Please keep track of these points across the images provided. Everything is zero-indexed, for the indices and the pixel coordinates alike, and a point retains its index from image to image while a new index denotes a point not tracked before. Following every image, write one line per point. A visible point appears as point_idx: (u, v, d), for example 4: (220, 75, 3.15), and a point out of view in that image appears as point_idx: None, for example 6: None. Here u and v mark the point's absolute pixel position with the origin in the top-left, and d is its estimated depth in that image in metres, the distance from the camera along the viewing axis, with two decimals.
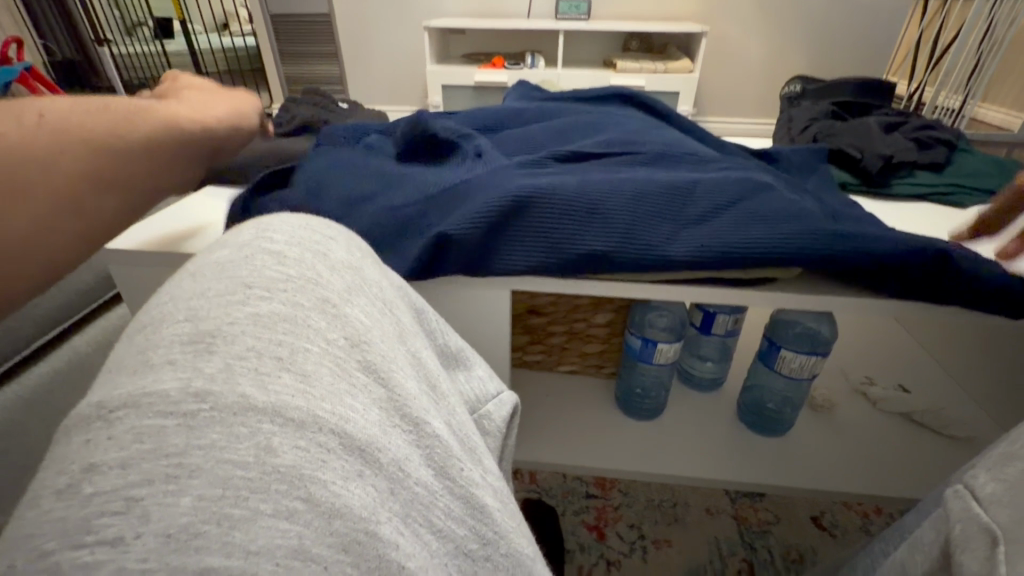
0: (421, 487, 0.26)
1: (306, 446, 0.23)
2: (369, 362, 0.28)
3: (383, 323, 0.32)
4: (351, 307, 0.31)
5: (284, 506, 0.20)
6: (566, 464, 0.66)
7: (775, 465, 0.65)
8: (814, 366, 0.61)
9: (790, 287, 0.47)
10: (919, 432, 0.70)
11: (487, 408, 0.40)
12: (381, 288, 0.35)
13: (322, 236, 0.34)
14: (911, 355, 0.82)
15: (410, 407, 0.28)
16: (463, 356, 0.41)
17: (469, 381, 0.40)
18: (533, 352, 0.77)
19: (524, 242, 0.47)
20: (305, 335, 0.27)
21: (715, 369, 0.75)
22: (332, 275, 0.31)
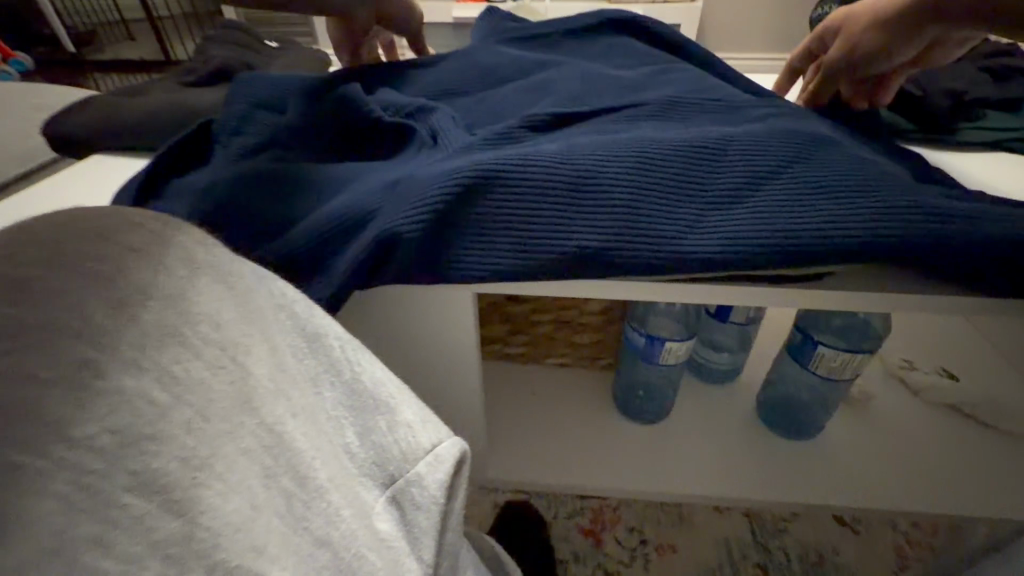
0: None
1: None
2: (158, 471, 0.17)
3: (214, 391, 0.20)
4: (140, 377, 0.18)
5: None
6: (554, 484, 0.55)
7: (799, 474, 0.55)
8: (858, 365, 0.49)
9: (850, 284, 0.34)
10: (967, 427, 0.60)
11: (415, 470, 0.27)
12: (227, 322, 0.22)
13: (122, 249, 0.21)
14: (953, 330, 0.71)
15: (231, 540, 0.17)
16: (386, 396, 0.28)
17: (393, 435, 0.28)
18: (515, 344, 0.65)
19: (486, 239, 0.33)
20: (18, 442, 0.15)
21: (731, 360, 0.63)
22: (116, 319, 0.19)
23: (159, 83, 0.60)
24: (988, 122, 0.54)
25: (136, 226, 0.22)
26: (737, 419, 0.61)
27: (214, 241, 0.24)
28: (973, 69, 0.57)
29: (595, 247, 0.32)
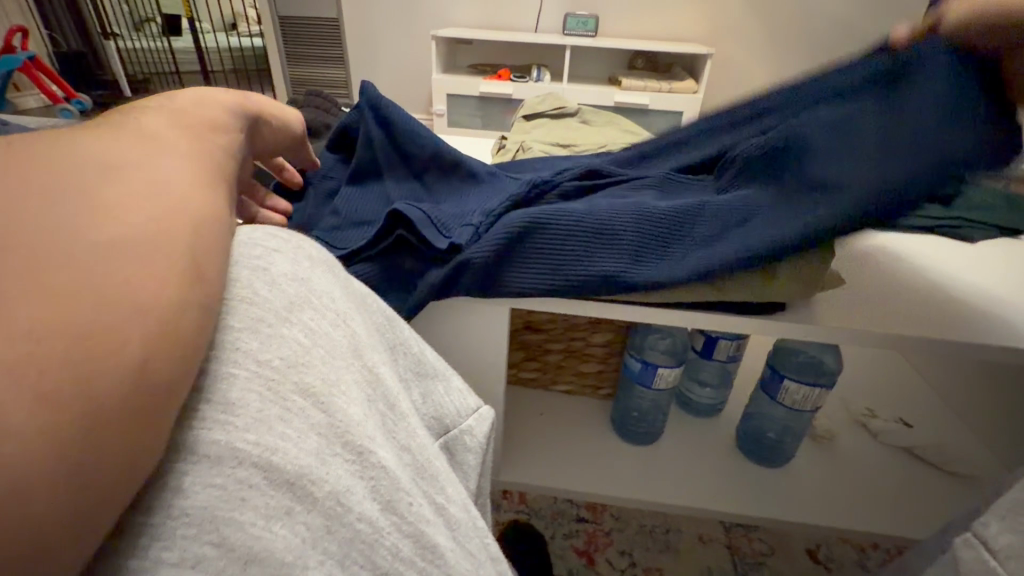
0: (364, 523, 0.22)
1: (222, 484, 0.19)
2: (307, 387, 0.23)
3: (333, 337, 0.27)
4: (289, 327, 0.25)
5: (190, 553, 0.17)
6: (558, 488, 0.64)
7: (769, 496, 0.64)
8: (817, 398, 0.59)
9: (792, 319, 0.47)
10: (922, 469, 0.69)
11: (467, 423, 0.37)
12: (334, 299, 0.30)
13: (262, 248, 0.29)
14: (910, 387, 0.81)
15: (355, 434, 0.24)
16: (439, 368, 0.38)
17: (447, 395, 0.37)
18: (528, 370, 0.75)
19: (531, 265, 0.45)
20: (229, 361, 0.23)
21: (714, 395, 0.73)
22: (269, 291, 0.26)
23: None
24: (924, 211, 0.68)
25: (265, 235, 0.30)
26: (720, 448, 0.70)
27: (319, 248, 0.33)
28: None
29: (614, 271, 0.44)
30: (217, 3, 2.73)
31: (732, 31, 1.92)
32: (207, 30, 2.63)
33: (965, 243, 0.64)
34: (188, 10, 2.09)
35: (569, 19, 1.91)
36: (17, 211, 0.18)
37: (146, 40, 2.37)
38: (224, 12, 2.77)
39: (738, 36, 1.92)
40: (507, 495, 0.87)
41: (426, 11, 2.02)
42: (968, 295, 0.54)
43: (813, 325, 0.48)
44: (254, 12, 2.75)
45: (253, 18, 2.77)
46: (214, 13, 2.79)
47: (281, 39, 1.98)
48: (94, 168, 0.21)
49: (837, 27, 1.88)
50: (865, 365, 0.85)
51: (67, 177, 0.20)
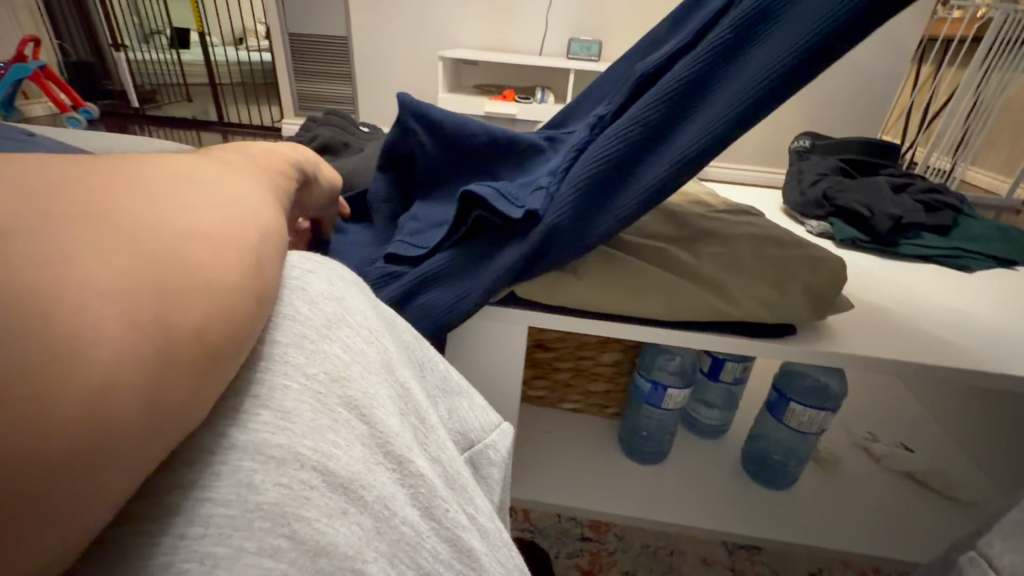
0: (408, 526, 0.24)
1: (288, 483, 0.20)
2: (351, 398, 0.25)
3: (371, 350, 0.28)
4: (329, 342, 0.26)
5: (268, 543, 0.18)
6: (566, 505, 0.65)
7: (773, 517, 0.65)
8: (822, 421, 0.60)
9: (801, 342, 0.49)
10: (923, 493, 0.70)
11: (490, 439, 0.39)
12: (366, 317, 0.31)
13: (296, 266, 0.30)
14: (910, 413, 0.83)
15: (396, 445, 0.25)
16: (462, 387, 0.39)
17: (469, 412, 0.38)
18: (537, 387, 0.76)
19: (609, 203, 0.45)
20: (281, 371, 0.23)
21: (720, 416, 0.75)
22: (309, 307, 0.27)
23: None
24: (923, 241, 0.70)
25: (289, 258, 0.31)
26: (725, 469, 0.71)
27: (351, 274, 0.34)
28: (911, 199, 0.74)
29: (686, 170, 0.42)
30: (229, 20, 2.80)
31: None
32: (218, 46, 2.69)
33: (964, 272, 0.67)
34: (203, 26, 2.13)
35: (574, 45, 1.96)
36: (110, 211, 0.19)
37: (156, 52, 2.40)
38: (236, 28, 2.83)
39: None
40: (511, 513, 0.88)
41: (435, 34, 2.07)
42: (967, 323, 0.56)
43: (821, 348, 0.49)
44: (265, 29, 2.82)
45: (264, 35, 2.83)
46: (226, 30, 2.86)
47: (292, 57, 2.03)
48: (176, 182, 0.23)
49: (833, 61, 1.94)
50: (866, 390, 0.86)
51: (149, 184, 0.22)
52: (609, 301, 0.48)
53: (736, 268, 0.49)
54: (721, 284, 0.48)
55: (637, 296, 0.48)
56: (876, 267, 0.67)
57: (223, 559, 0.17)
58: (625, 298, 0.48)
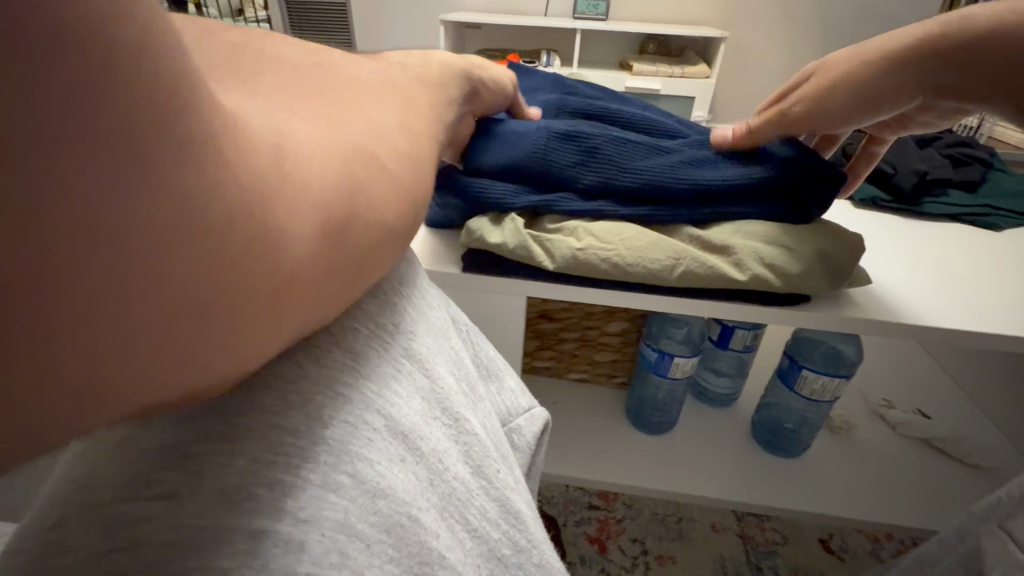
0: (460, 482, 0.24)
1: (354, 422, 0.21)
2: (413, 352, 0.26)
3: (428, 316, 0.29)
4: (396, 292, 0.28)
5: (331, 478, 0.19)
6: (572, 476, 0.64)
7: (785, 485, 0.64)
8: (836, 388, 0.58)
9: (811, 309, 0.47)
10: (940, 459, 0.68)
11: (517, 422, 0.38)
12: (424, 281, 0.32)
13: None
14: (928, 379, 0.80)
15: (452, 401, 0.26)
16: (495, 367, 0.39)
17: (501, 394, 0.38)
18: (542, 358, 0.75)
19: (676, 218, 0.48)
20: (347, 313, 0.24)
21: (730, 385, 0.73)
22: None
23: None
24: (949, 200, 0.66)
25: None
26: (735, 437, 0.69)
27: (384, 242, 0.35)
28: (938, 155, 0.70)
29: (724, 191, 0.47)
30: None
31: (746, 14, 1.87)
32: None
33: (992, 231, 0.63)
34: None
35: (580, 3, 1.87)
36: None
37: None
38: None
39: (752, 19, 1.87)
40: None
41: None
42: (994, 284, 0.53)
43: (840, 315, 0.47)
44: None
45: None
46: None
47: (288, 24, 1.96)
48: None
49: (856, 12, 1.82)
50: (884, 356, 0.83)
51: None
52: (615, 266, 0.45)
53: (750, 232, 0.46)
54: (731, 248, 0.45)
55: (643, 261, 0.45)
56: (898, 227, 0.63)
57: (288, 487, 0.18)
58: (631, 263, 0.45)
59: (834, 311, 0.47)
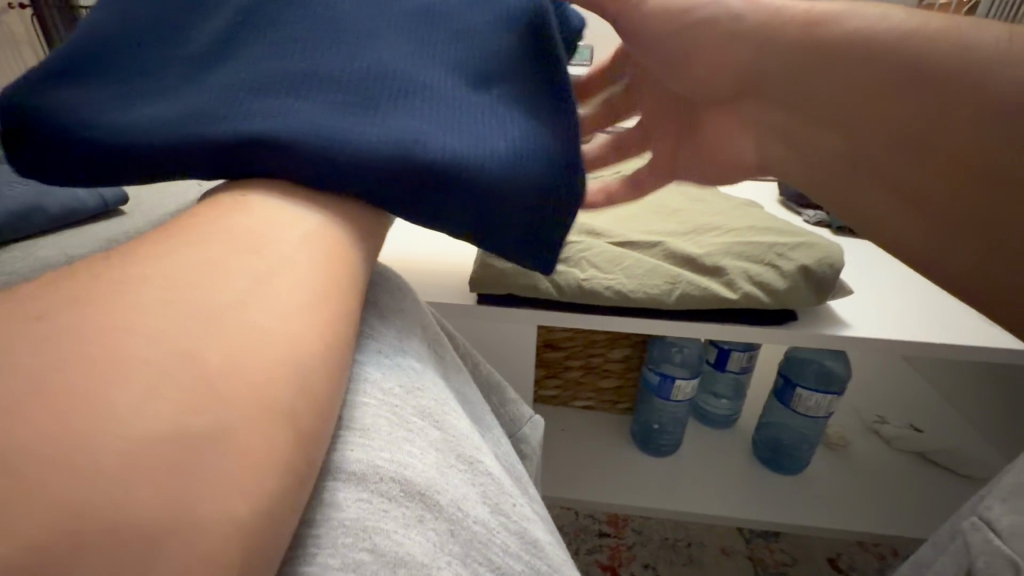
0: (479, 525, 0.26)
1: (368, 497, 0.22)
2: (423, 407, 0.28)
3: (430, 363, 0.31)
4: (404, 351, 0.30)
5: (350, 558, 0.20)
6: (584, 500, 0.66)
7: (789, 501, 0.66)
8: (830, 404, 0.62)
9: (798, 326, 0.51)
10: (935, 472, 0.71)
11: (523, 432, 0.42)
12: (428, 326, 0.35)
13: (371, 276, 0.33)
14: (918, 394, 0.84)
15: (463, 447, 0.28)
16: (497, 381, 0.42)
17: (507, 407, 0.42)
18: (549, 387, 0.78)
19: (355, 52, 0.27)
20: (353, 387, 0.26)
21: (729, 406, 0.76)
22: (393, 318, 0.31)
23: None
24: None
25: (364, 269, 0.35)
26: (738, 456, 0.72)
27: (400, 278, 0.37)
28: None
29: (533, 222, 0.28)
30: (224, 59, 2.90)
31: None
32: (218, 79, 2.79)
33: None
34: None
35: None
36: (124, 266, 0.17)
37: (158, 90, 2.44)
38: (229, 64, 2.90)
39: None
40: None
41: None
42: None
43: (827, 332, 0.51)
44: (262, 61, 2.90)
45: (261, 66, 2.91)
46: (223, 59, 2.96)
47: None
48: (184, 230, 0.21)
49: None
50: (872, 373, 0.87)
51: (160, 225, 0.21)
52: (618, 293, 0.49)
53: (740, 255, 0.51)
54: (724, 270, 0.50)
55: (644, 287, 0.49)
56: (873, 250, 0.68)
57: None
58: (632, 288, 0.50)
59: (821, 329, 0.51)
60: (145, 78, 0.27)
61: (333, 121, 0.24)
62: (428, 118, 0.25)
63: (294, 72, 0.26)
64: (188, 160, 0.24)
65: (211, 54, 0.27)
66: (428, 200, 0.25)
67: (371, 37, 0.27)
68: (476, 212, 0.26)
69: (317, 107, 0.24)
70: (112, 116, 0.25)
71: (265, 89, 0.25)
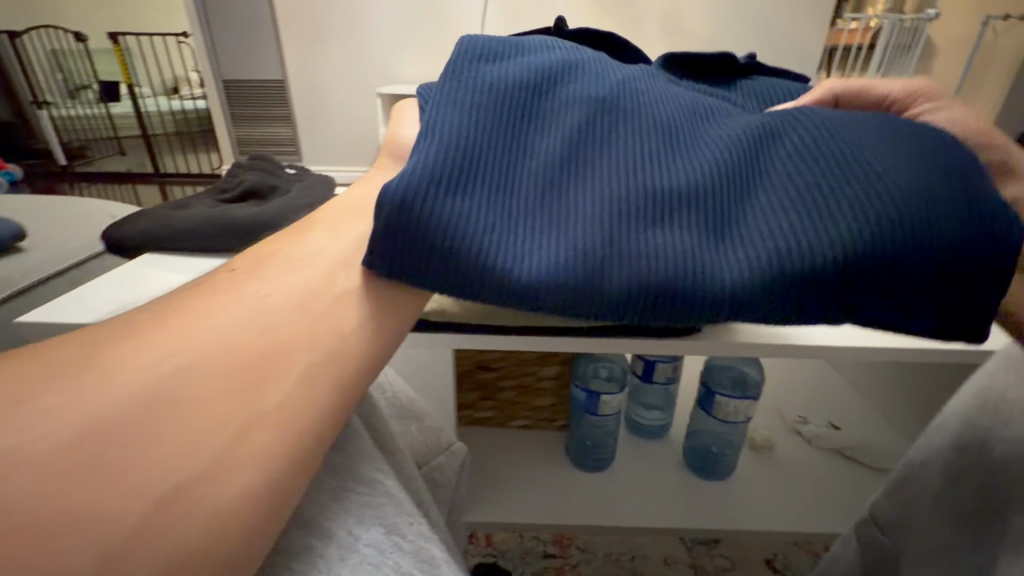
0: (371, 547, 0.28)
1: None
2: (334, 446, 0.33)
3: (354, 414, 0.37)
4: None
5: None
6: (518, 522, 0.66)
7: (717, 506, 0.68)
8: (747, 409, 0.64)
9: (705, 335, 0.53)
10: (852, 467, 0.75)
11: (436, 460, 0.49)
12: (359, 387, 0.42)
13: None
14: (837, 393, 0.88)
15: (365, 477, 0.32)
16: (415, 408, 0.49)
17: (420, 433, 0.49)
18: (484, 409, 0.77)
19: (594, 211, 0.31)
20: None
21: (662, 417, 0.77)
22: None
23: (202, 201, 0.76)
24: None
25: None
26: (669, 466, 0.74)
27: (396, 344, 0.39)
28: None
29: (938, 276, 0.29)
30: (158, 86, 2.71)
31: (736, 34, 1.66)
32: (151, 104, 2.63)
33: None
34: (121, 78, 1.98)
35: None
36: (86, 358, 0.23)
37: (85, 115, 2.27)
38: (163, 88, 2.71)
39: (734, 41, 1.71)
40: (472, 540, 0.87)
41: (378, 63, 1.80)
42: None
43: (731, 339, 0.53)
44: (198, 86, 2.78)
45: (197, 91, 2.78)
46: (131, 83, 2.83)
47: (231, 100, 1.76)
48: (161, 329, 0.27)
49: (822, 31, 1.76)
50: (796, 376, 0.91)
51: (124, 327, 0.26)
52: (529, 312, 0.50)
53: None
54: None
55: None
56: None
57: None
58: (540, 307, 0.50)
59: (727, 337, 0.53)
60: (523, 199, 0.32)
61: (697, 254, 0.30)
62: (777, 226, 0.30)
63: (667, 199, 0.32)
64: (523, 296, 0.31)
65: (588, 180, 0.33)
66: (836, 299, 0.30)
67: (735, 151, 0.33)
68: (882, 295, 0.30)
69: (678, 241, 0.31)
70: (512, 246, 0.31)
71: (648, 223, 0.31)
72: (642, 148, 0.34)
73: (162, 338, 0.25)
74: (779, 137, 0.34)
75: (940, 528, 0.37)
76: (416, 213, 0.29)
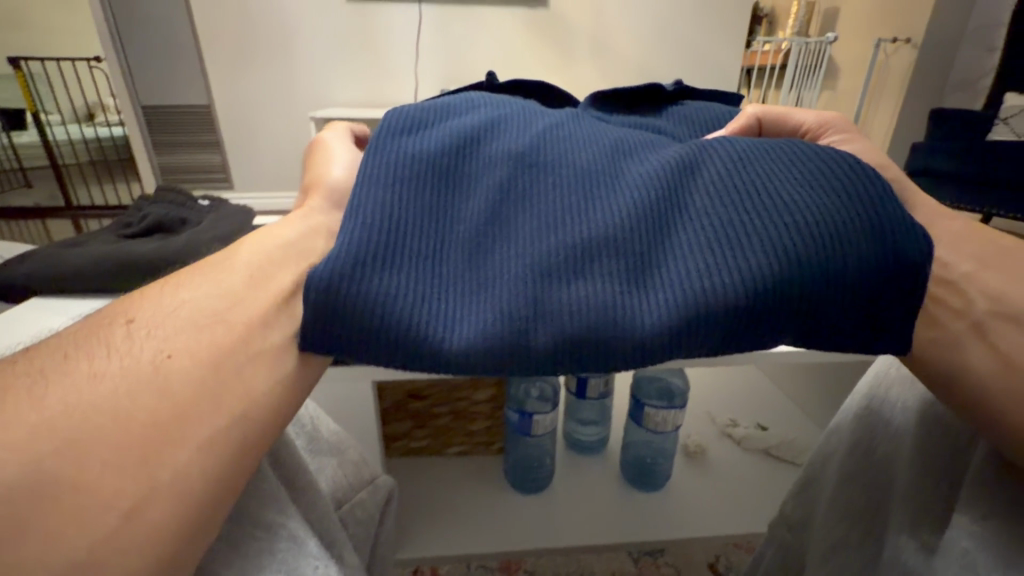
0: None
1: None
2: None
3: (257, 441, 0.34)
4: None
5: None
6: (457, 554, 0.63)
7: (655, 517, 0.68)
8: (675, 418, 0.65)
9: None
10: (778, 465, 0.78)
11: (360, 495, 0.46)
12: None
13: None
14: (763, 394, 0.92)
15: (264, 514, 0.29)
16: (337, 444, 0.47)
17: (343, 468, 0.46)
18: (419, 439, 0.75)
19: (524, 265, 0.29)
20: None
21: (597, 431, 0.78)
22: None
23: (99, 238, 0.70)
24: None
25: None
26: (609, 480, 0.74)
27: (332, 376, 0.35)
28: None
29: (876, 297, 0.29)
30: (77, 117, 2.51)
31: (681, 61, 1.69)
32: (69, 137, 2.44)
33: None
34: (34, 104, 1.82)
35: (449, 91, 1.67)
36: None
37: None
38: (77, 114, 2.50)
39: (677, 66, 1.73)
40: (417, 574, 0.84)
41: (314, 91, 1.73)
42: None
43: None
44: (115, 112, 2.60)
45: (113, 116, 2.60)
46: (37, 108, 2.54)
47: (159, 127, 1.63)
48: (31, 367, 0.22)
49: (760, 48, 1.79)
50: (725, 381, 0.95)
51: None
52: None
53: None
54: None
55: None
56: None
57: None
58: None
59: None
60: (450, 264, 0.29)
61: (632, 303, 0.28)
62: (709, 269, 0.29)
63: (600, 246, 0.30)
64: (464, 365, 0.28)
65: (518, 235, 0.31)
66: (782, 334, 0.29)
67: (660, 190, 0.32)
68: (818, 326, 0.29)
69: (613, 289, 0.29)
70: (443, 317, 0.28)
71: (581, 271, 0.29)
72: (571, 191, 0.32)
73: (85, 351, 0.22)
74: (698, 173, 0.33)
75: (839, 522, 0.39)
76: (341, 294, 0.27)
